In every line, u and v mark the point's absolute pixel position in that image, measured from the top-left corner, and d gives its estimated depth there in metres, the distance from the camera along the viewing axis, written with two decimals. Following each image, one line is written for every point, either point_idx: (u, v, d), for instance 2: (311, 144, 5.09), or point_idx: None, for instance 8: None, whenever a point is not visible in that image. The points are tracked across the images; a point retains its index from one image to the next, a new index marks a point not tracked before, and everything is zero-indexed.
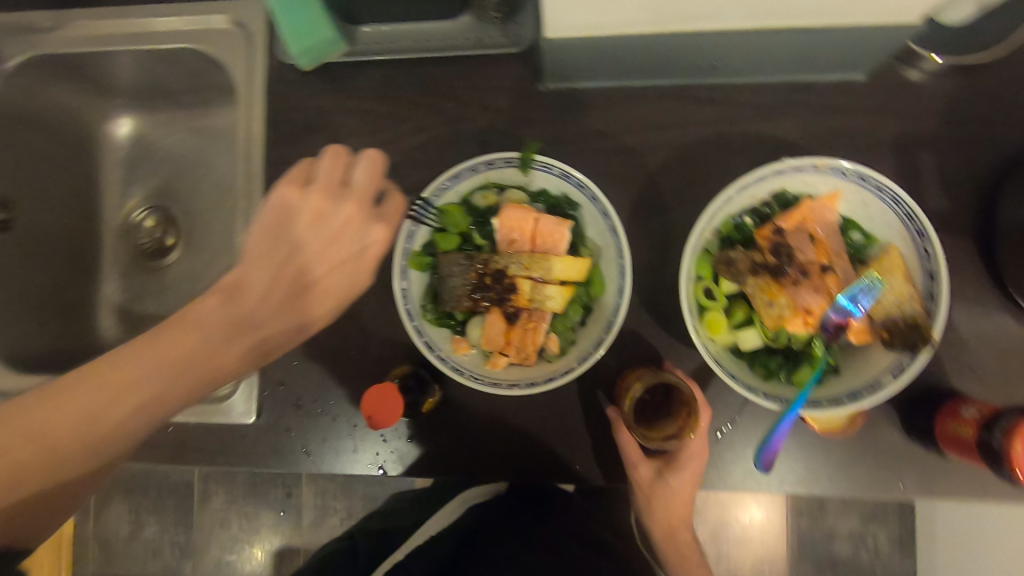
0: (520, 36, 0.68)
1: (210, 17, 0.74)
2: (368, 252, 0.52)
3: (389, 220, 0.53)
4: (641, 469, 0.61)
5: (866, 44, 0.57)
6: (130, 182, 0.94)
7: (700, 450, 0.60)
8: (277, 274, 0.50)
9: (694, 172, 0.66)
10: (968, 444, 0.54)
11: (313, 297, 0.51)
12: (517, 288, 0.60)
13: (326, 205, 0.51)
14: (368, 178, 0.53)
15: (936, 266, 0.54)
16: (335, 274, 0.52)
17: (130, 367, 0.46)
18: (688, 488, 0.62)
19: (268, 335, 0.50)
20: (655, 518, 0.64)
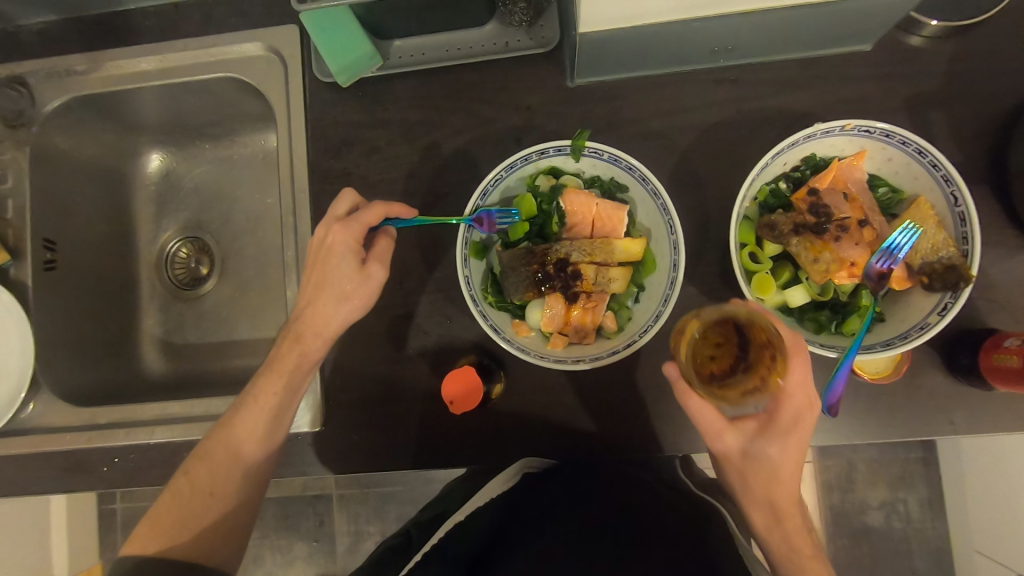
0: (546, 37, 0.72)
1: (246, 46, 0.78)
2: (334, 248, 0.61)
3: (343, 220, 0.61)
4: (726, 437, 0.55)
5: (874, 15, 0.62)
6: (162, 216, 0.95)
7: (807, 405, 0.53)
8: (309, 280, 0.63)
9: (722, 148, 0.70)
10: (1015, 372, 0.58)
11: (313, 293, 0.63)
12: (581, 274, 0.63)
13: (318, 231, 0.63)
14: (340, 203, 0.63)
15: (966, 208, 0.57)
16: (327, 270, 0.62)
17: (255, 388, 0.63)
18: (788, 458, 0.54)
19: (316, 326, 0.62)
20: (752, 496, 0.57)
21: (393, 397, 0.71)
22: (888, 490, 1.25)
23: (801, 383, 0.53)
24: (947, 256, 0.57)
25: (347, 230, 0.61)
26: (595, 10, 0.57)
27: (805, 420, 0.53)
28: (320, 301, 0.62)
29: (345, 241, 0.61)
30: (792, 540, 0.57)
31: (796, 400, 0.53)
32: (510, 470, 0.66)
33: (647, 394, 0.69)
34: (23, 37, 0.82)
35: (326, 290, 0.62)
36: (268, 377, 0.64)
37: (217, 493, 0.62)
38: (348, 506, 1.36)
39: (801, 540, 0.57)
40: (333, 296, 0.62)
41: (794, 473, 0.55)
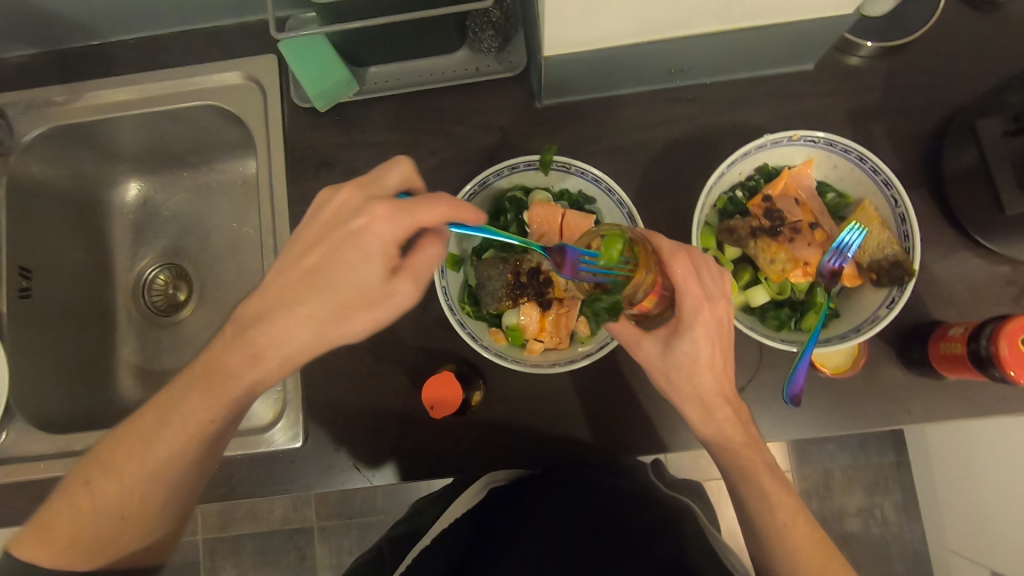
0: (514, 62, 0.77)
1: (224, 75, 0.80)
2: (365, 242, 0.49)
3: (393, 206, 0.49)
4: (644, 345, 0.56)
5: (812, 37, 0.68)
6: (139, 244, 0.95)
7: (699, 298, 0.53)
8: (297, 270, 0.51)
9: (682, 161, 0.74)
10: (960, 358, 0.62)
11: (304, 285, 0.51)
12: (552, 281, 0.66)
13: (353, 197, 0.51)
14: (393, 180, 0.52)
15: (905, 209, 0.62)
16: (332, 267, 0.50)
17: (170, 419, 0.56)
18: (701, 351, 0.54)
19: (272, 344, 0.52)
20: (683, 400, 0.56)
21: (375, 411, 0.72)
22: (864, 495, 1.28)
23: (690, 274, 0.53)
24: (891, 253, 0.61)
25: (392, 223, 0.49)
26: (558, 35, 0.61)
27: (708, 312, 0.53)
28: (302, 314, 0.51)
29: (390, 233, 0.49)
30: (728, 436, 0.56)
31: (692, 294, 0.53)
32: (476, 483, 0.68)
33: (624, 397, 0.71)
34: (2, 71, 0.83)
35: (320, 295, 0.50)
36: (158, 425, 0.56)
37: (109, 546, 0.58)
38: (332, 537, 1.34)
39: (739, 434, 0.56)
40: (325, 310, 0.51)
41: (714, 368, 0.55)
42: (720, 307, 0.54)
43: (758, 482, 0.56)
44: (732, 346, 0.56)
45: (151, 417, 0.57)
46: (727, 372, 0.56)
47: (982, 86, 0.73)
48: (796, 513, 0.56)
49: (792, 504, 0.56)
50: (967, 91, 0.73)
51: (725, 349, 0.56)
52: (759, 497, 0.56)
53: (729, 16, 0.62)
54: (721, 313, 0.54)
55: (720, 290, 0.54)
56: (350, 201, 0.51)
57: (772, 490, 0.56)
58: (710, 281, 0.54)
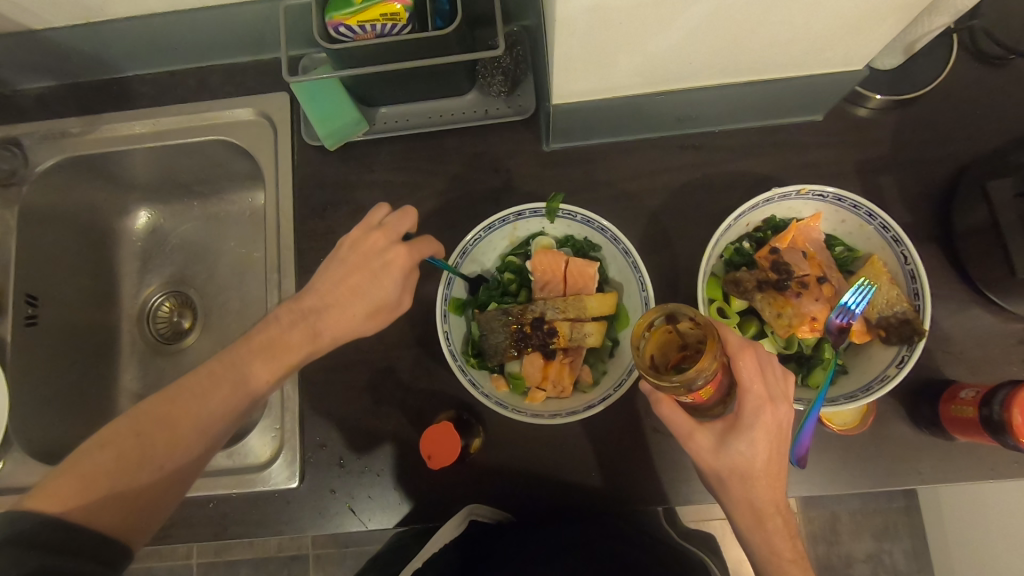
0: (523, 106, 0.77)
1: (238, 111, 0.81)
2: (383, 278, 0.60)
3: (410, 246, 0.61)
4: (697, 438, 0.53)
5: (821, 90, 0.68)
6: (146, 272, 0.96)
7: (761, 400, 0.52)
8: (335, 298, 0.60)
9: (689, 209, 0.74)
10: (971, 423, 0.60)
11: (345, 295, 0.60)
12: (557, 330, 0.65)
13: (374, 242, 0.61)
14: (401, 224, 0.62)
15: (915, 266, 0.61)
16: (373, 281, 0.60)
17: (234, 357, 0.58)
18: (758, 453, 0.52)
19: (319, 318, 0.59)
20: (731, 498, 0.53)
21: (374, 451, 0.71)
22: (873, 542, 1.24)
23: (756, 373, 0.52)
24: (901, 310, 0.60)
25: (410, 257, 0.61)
26: (566, 85, 0.62)
27: (769, 413, 0.52)
28: (339, 303, 0.60)
29: (404, 266, 0.61)
30: (774, 543, 0.53)
31: (755, 393, 0.52)
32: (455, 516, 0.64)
33: (626, 446, 0.70)
34: (21, 101, 0.85)
35: (366, 293, 0.60)
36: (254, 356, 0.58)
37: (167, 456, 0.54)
38: (326, 567, 1.32)
39: (785, 544, 0.53)
40: (362, 309, 0.60)
41: (769, 472, 0.52)
42: (782, 410, 0.52)
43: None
44: (787, 450, 0.54)
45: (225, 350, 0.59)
46: (780, 477, 0.54)
47: (993, 140, 0.73)
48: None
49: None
50: (978, 145, 0.73)
51: (780, 453, 0.53)
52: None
53: (737, 69, 0.62)
54: (783, 416, 0.53)
55: (781, 392, 0.53)
56: (380, 235, 0.61)
57: None
58: (773, 383, 0.53)
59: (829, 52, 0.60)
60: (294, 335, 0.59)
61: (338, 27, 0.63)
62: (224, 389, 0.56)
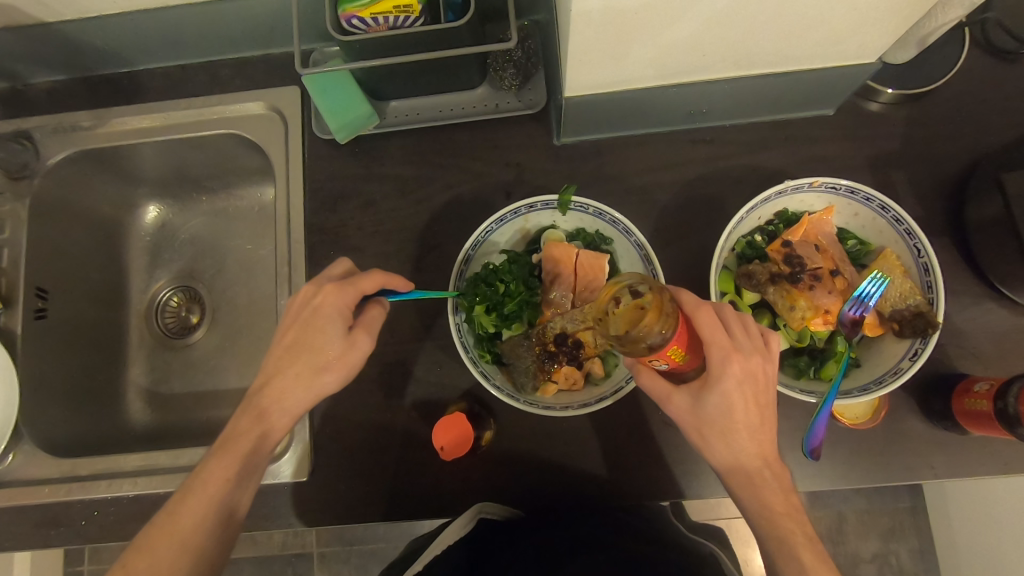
0: (533, 100, 0.77)
1: (248, 105, 0.82)
2: (314, 332, 0.58)
3: (339, 283, 0.59)
4: (674, 399, 0.53)
5: (834, 85, 0.68)
6: (155, 267, 0.96)
7: (725, 351, 0.51)
8: (280, 363, 0.59)
9: (700, 203, 0.74)
10: (985, 416, 0.60)
11: (286, 357, 0.59)
12: (582, 342, 0.65)
13: (308, 292, 0.60)
14: (337, 274, 0.62)
15: (928, 259, 0.61)
16: (309, 330, 0.58)
17: (205, 471, 0.57)
18: (732, 406, 0.52)
19: (273, 385, 0.59)
20: (715, 455, 0.53)
21: (383, 446, 0.71)
22: (880, 542, 1.23)
23: (716, 325, 0.52)
24: (914, 303, 0.60)
25: (340, 294, 0.59)
26: (580, 78, 0.62)
27: (737, 364, 0.51)
28: (289, 361, 0.58)
29: (337, 305, 0.59)
30: (766, 500, 0.52)
31: (721, 346, 0.51)
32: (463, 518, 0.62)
33: (637, 439, 0.69)
34: (33, 95, 0.85)
35: (307, 344, 0.58)
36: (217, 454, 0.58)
37: None
38: (330, 565, 1.32)
39: (778, 498, 0.53)
40: (312, 362, 0.58)
41: (747, 424, 0.52)
42: (752, 360, 0.52)
43: (797, 557, 0.51)
44: (768, 402, 0.53)
45: (200, 463, 0.58)
46: (763, 429, 0.53)
47: (1006, 134, 0.72)
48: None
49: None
50: (991, 140, 0.72)
51: (758, 405, 0.53)
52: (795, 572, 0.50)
53: (749, 63, 0.62)
54: (754, 367, 0.52)
55: (750, 344, 0.53)
56: (306, 286, 0.61)
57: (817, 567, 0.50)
58: (738, 335, 0.53)
59: (843, 44, 0.60)
60: (253, 409, 0.59)
61: (351, 19, 0.63)
62: (194, 499, 0.56)
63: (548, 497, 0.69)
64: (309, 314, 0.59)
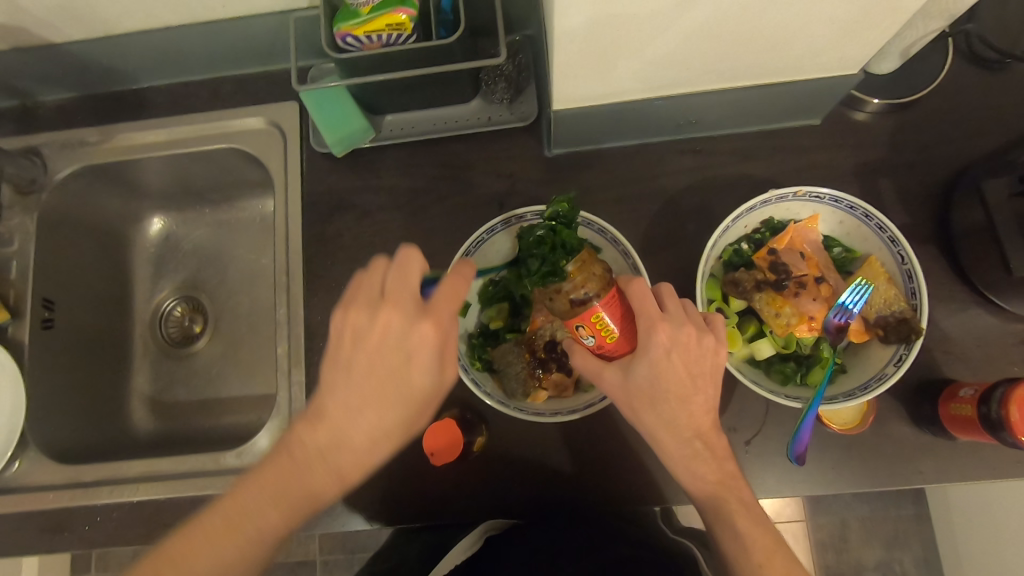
0: (525, 112, 0.79)
1: (249, 120, 0.84)
2: (404, 376, 0.51)
3: (434, 317, 0.51)
4: (605, 375, 0.57)
5: (818, 95, 0.69)
6: (160, 277, 0.98)
7: (652, 321, 0.54)
8: (354, 401, 0.51)
9: (689, 212, 0.75)
10: (970, 422, 0.61)
11: (365, 398, 0.51)
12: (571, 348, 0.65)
13: (394, 313, 0.51)
14: (406, 279, 0.52)
15: (912, 266, 0.62)
16: (407, 369, 0.51)
17: (245, 507, 0.51)
18: (660, 377, 0.54)
19: (349, 429, 0.51)
20: (650, 429, 0.56)
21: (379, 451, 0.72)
22: (883, 549, 1.23)
23: (643, 297, 0.55)
24: (898, 310, 0.61)
25: (437, 330, 0.51)
26: (568, 91, 0.64)
27: (663, 335, 0.54)
28: (373, 404, 0.51)
29: (432, 346, 0.51)
30: (695, 468, 0.56)
31: (647, 318, 0.54)
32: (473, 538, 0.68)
33: (628, 445, 0.70)
34: (42, 112, 0.88)
35: (402, 390, 0.51)
36: (267, 503, 0.51)
37: None
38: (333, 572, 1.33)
39: (706, 467, 0.56)
40: (394, 413, 0.51)
41: (676, 393, 0.55)
42: (681, 331, 0.54)
43: (732, 521, 0.55)
44: (702, 372, 0.55)
45: (240, 485, 0.52)
46: (697, 400, 0.55)
47: (991, 141, 0.73)
48: (769, 545, 0.54)
49: (766, 542, 0.54)
50: (977, 147, 0.73)
51: (690, 374, 0.55)
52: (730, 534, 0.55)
53: (733, 75, 0.63)
54: (684, 336, 0.54)
55: (679, 315, 0.55)
56: (390, 308, 0.51)
57: (745, 530, 0.55)
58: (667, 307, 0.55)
59: (824, 56, 0.61)
60: (323, 456, 0.51)
61: (345, 38, 0.65)
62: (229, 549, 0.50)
63: (540, 502, 0.70)
64: (397, 346, 0.51)
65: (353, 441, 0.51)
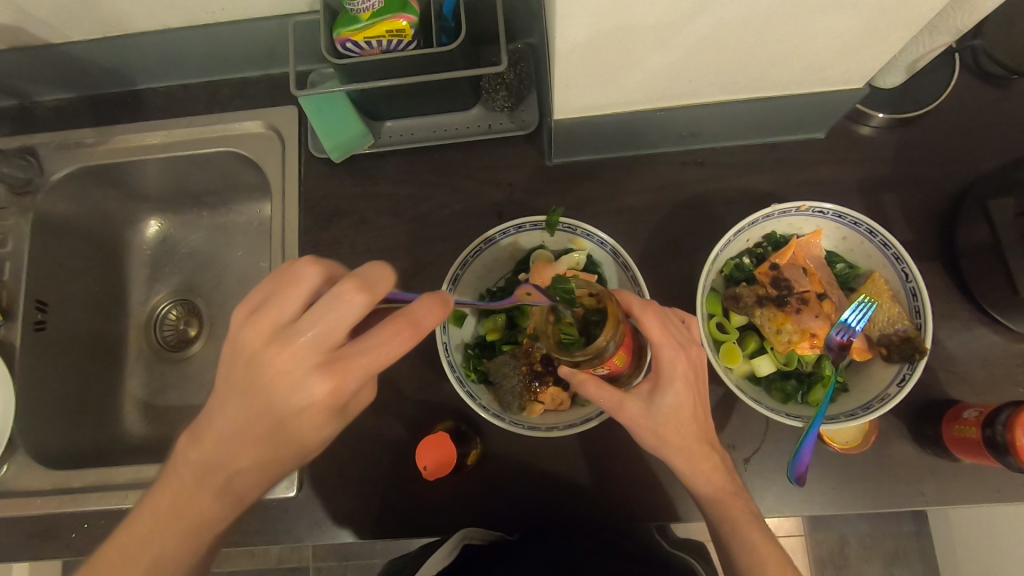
0: (526, 120, 0.78)
1: (247, 124, 0.83)
2: (304, 411, 0.43)
3: (331, 359, 0.43)
4: (627, 406, 0.53)
5: (822, 108, 0.68)
6: (155, 280, 0.97)
7: (674, 349, 0.52)
8: (250, 433, 0.45)
9: (689, 225, 0.75)
10: (974, 444, 0.59)
11: (263, 438, 0.45)
12: None
13: (288, 356, 0.42)
14: (325, 323, 0.42)
15: (916, 285, 0.60)
16: (298, 422, 0.44)
17: (141, 523, 0.49)
18: (683, 405, 0.53)
19: (234, 458, 0.46)
20: (670, 458, 0.54)
21: (371, 461, 0.71)
22: (883, 568, 1.20)
23: (662, 327, 0.53)
24: (902, 329, 0.60)
25: (341, 384, 0.43)
26: (569, 100, 0.63)
27: (684, 362, 0.53)
28: (265, 440, 0.45)
29: (332, 393, 0.43)
30: (716, 486, 0.54)
31: (668, 345, 0.52)
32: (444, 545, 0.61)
33: (625, 461, 0.69)
34: (39, 113, 0.87)
35: (295, 434, 0.45)
36: (162, 528, 0.48)
37: None
38: None
39: (723, 481, 0.55)
40: (290, 451, 0.46)
41: (694, 415, 0.54)
42: (695, 355, 0.54)
43: (755, 539, 0.53)
44: (705, 390, 0.56)
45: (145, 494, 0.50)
46: (706, 418, 0.55)
47: (996, 158, 0.73)
48: (789, 567, 0.52)
49: (783, 560, 0.52)
50: (983, 163, 0.72)
51: (701, 395, 0.55)
52: (748, 554, 0.52)
53: (737, 87, 0.63)
54: (696, 361, 0.54)
55: (688, 338, 0.55)
56: (288, 348, 0.42)
57: (771, 548, 0.53)
58: (680, 333, 0.54)
59: (828, 71, 0.60)
60: (205, 483, 0.47)
61: (345, 43, 0.65)
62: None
63: (534, 514, 0.69)
64: (289, 383, 0.43)
65: (245, 464, 0.47)
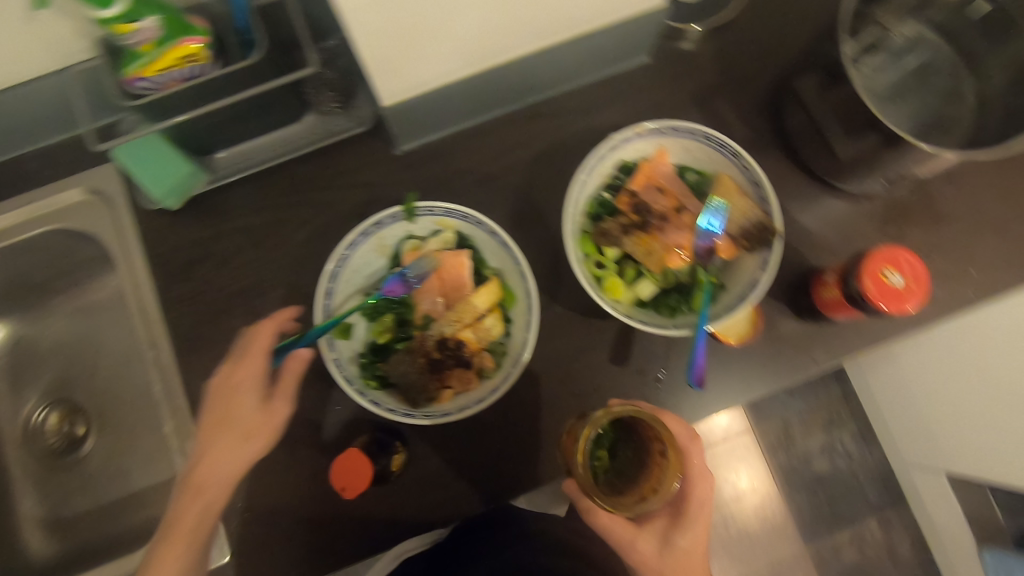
0: (362, 116, 0.76)
1: (65, 195, 0.76)
2: (249, 403, 0.59)
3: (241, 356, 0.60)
4: (640, 543, 0.58)
5: (637, 34, 0.70)
6: (21, 388, 0.89)
7: (703, 485, 0.60)
8: (229, 421, 0.59)
9: (550, 176, 0.76)
10: (837, 303, 0.65)
11: (225, 432, 0.58)
12: (463, 341, 0.65)
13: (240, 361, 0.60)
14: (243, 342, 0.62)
15: (756, 176, 0.65)
16: (242, 406, 0.59)
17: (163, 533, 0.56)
18: (696, 548, 0.59)
19: (206, 453, 0.57)
20: None
21: (299, 501, 0.67)
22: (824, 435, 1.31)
23: (702, 466, 0.60)
24: (754, 219, 0.64)
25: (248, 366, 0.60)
26: (393, 83, 0.60)
27: (707, 501, 0.60)
28: (226, 432, 0.58)
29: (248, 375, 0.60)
30: None
31: (699, 476, 0.60)
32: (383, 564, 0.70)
33: (550, 417, 0.69)
34: None
35: (252, 423, 0.59)
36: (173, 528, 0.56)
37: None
38: None
39: None
40: (239, 439, 0.58)
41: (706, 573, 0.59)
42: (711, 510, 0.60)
43: None
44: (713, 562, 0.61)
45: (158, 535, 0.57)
46: None
47: (801, 43, 0.78)
48: None
49: None
50: (791, 51, 0.78)
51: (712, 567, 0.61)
52: None
53: (555, 30, 0.62)
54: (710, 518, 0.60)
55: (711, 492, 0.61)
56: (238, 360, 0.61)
57: None
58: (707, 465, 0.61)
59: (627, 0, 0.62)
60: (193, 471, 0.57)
61: (138, 82, 0.61)
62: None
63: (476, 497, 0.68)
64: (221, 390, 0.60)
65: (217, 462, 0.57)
